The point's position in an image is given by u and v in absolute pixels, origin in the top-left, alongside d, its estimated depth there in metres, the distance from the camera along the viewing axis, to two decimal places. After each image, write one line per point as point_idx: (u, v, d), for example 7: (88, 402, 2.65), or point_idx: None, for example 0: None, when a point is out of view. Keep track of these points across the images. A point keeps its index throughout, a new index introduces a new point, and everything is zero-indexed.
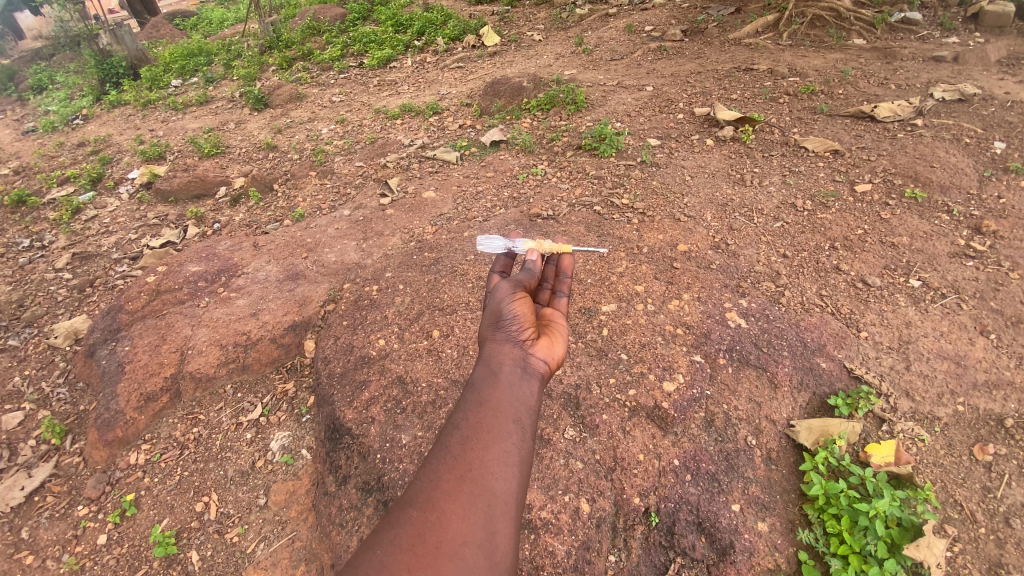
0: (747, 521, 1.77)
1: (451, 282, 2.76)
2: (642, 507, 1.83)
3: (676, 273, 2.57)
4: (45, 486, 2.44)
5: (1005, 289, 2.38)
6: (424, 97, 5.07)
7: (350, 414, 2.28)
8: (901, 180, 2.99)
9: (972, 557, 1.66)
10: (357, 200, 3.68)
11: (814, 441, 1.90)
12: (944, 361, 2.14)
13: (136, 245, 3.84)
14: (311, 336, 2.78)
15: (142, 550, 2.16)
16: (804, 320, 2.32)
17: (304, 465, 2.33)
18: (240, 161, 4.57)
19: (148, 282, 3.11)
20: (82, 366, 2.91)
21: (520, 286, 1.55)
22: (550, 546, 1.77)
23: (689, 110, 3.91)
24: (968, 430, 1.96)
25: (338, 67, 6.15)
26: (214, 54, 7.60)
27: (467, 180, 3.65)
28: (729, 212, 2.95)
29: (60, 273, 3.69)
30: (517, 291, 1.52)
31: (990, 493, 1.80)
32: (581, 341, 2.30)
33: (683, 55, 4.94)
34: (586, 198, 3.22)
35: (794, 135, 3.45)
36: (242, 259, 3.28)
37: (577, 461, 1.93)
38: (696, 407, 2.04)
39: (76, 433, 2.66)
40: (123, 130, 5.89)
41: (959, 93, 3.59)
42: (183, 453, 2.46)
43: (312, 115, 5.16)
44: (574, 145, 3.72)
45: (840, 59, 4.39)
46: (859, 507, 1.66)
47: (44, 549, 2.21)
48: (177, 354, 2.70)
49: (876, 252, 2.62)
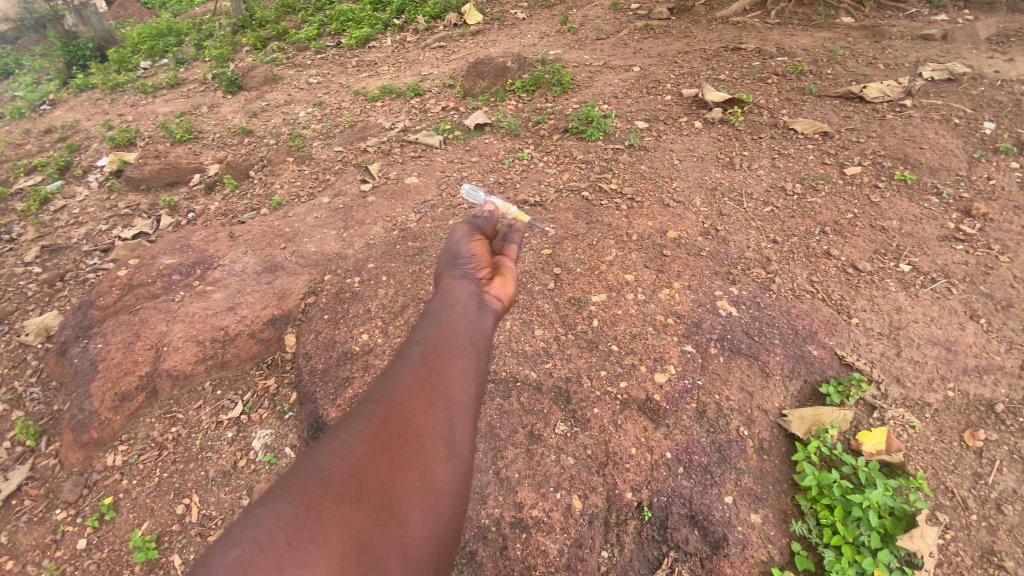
0: (740, 512, 1.76)
1: (436, 273, 2.67)
2: (634, 502, 1.80)
3: (666, 261, 2.52)
4: (19, 490, 2.34)
5: (994, 272, 2.38)
6: (405, 78, 4.91)
7: (334, 413, 2.20)
8: (890, 162, 2.96)
9: (964, 544, 1.67)
10: (337, 187, 3.56)
11: (807, 431, 1.89)
12: (934, 347, 2.13)
13: (107, 236, 3.67)
14: (292, 330, 2.68)
15: (123, 553, 2.09)
16: (796, 307, 2.29)
17: (287, 465, 2.26)
18: (215, 146, 4.39)
19: (120, 276, 2.99)
20: (52, 365, 2.79)
21: (476, 230, 1.56)
22: (542, 546, 1.73)
23: (676, 91, 3.82)
24: (958, 416, 1.96)
25: (315, 47, 5.91)
26: (183, 34, 7.23)
27: (450, 165, 3.54)
28: (718, 196, 2.90)
29: (28, 266, 3.52)
30: (474, 233, 1.54)
31: (981, 479, 1.81)
32: (571, 332, 2.25)
33: (670, 34, 4.83)
34: (573, 182, 3.14)
35: (783, 117, 3.39)
36: (218, 250, 3.15)
37: (568, 457, 1.89)
38: (688, 399, 2.00)
39: (50, 433, 2.55)
40: (91, 115, 5.62)
41: (948, 72, 3.55)
42: (162, 453, 2.37)
43: (288, 99, 4.96)
44: (561, 128, 3.62)
45: (829, 38, 4.32)
46: (853, 498, 1.65)
47: (24, 554, 2.14)
48: (152, 351, 2.61)
49: (866, 237, 2.59)
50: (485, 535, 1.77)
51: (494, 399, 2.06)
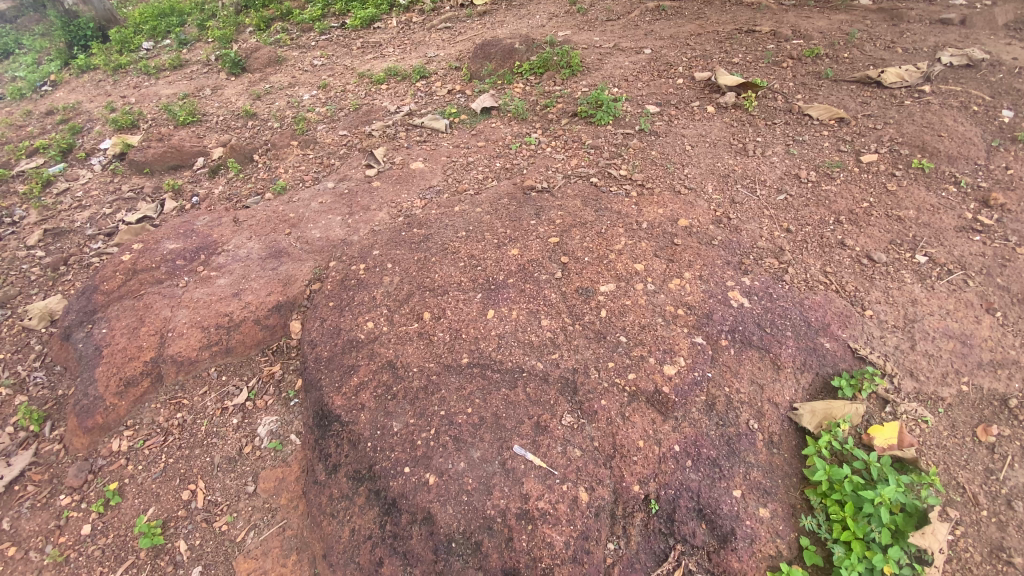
0: (748, 507, 1.74)
1: (442, 260, 2.62)
2: (642, 494, 1.78)
3: (676, 251, 2.47)
4: (25, 474, 2.35)
5: (1012, 265, 2.31)
6: (410, 60, 4.82)
7: (339, 401, 2.18)
8: (907, 150, 2.88)
9: (974, 540, 1.65)
10: (342, 172, 3.51)
11: (818, 424, 1.87)
12: (949, 341, 2.09)
13: (111, 220, 3.65)
14: (297, 317, 2.66)
15: (128, 540, 2.10)
16: (809, 298, 2.25)
17: (292, 452, 2.26)
18: (218, 129, 4.33)
19: (124, 261, 2.98)
20: (57, 349, 2.79)
21: None
22: (548, 537, 1.71)
23: (688, 74, 3.73)
24: (972, 411, 1.93)
25: (318, 28, 5.80)
26: (186, 14, 7.10)
27: (456, 150, 3.47)
28: (730, 184, 2.83)
29: (32, 250, 3.51)
30: None
31: (993, 475, 1.78)
32: (579, 323, 2.21)
33: (682, 15, 4.70)
34: (582, 168, 3.08)
35: (798, 102, 3.30)
36: (222, 236, 3.12)
37: (575, 449, 1.87)
38: (697, 391, 1.97)
39: (55, 418, 2.56)
40: (93, 97, 5.56)
41: (968, 58, 3.44)
42: (168, 439, 2.37)
43: (292, 81, 4.89)
44: (569, 112, 3.54)
45: (846, 21, 4.19)
46: (865, 494, 1.64)
47: (28, 540, 2.14)
48: (157, 337, 2.59)
49: (881, 227, 2.53)
50: (491, 525, 1.75)
51: (501, 389, 2.05)
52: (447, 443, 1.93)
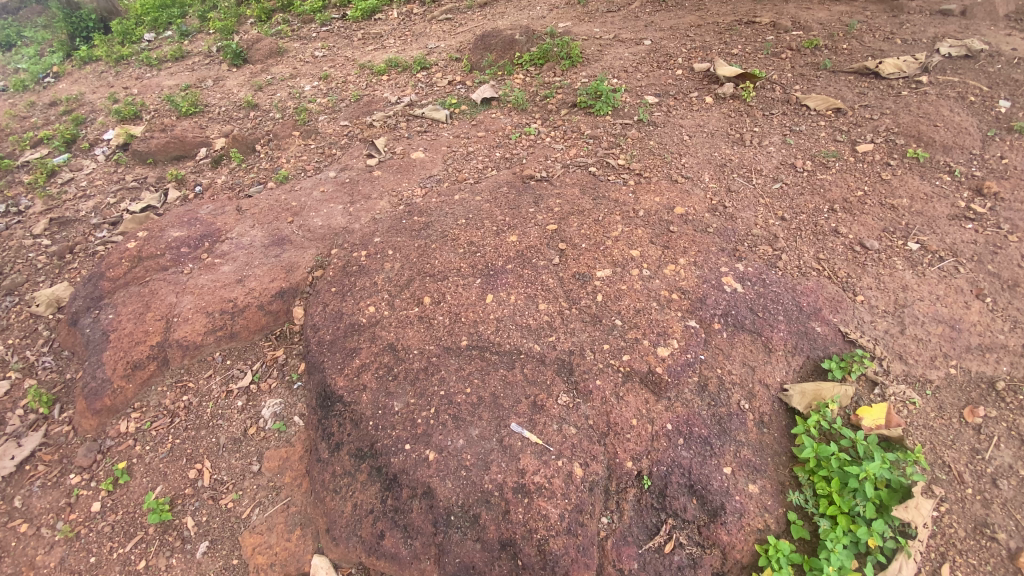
0: (738, 483, 1.79)
1: (442, 247, 2.66)
2: (635, 471, 1.84)
3: (672, 237, 2.51)
4: (36, 454, 2.42)
5: (1003, 252, 2.35)
6: (411, 52, 4.83)
7: (341, 381, 2.23)
8: (903, 140, 2.91)
9: (958, 516, 1.71)
10: (343, 161, 3.55)
11: (807, 405, 1.92)
12: (938, 325, 2.14)
13: (115, 210, 3.70)
14: (299, 303, 2.71)
15: (136, 516, 2.16)
16: (801, 284, 2.29)
17: (296, 432, 2.32)
18: (220, 120, 4.37)
19: (130, 248, 3.02)
20: (65, 334, 2.85)
21: None
22: (543, 510, 1.77)
23: (688, 65, 3.75)
24: (959, 393, 1.98)
25: (320, 19, 5.82)
26: (187, 6, 7.10)
27: (457, 140, 3.51)
28: (727, 172, 2.87)
29: (38, 239, 3.56)
30: None
31: (978, 454, 1.83)
32: (575, 307, 2.26)
33: (682, 7, 4.71)
34: (581, 158, 3.12)
35: (796, 93, 3.32)
36: (225, 224, 3.17)
37: (570, 427, 1.92)
38: (690, 372, 2.02)
39: (64, 401, 2.62)
40: (96, 88, 5.60)
41: (966, 48, 3.45)
42: (174, 420, 2.43)
43: (294, 72, 4.92)
44: (569, 102, 3.58)
45: (846, 12, 4.19)
46: (851, 470, 1.70)
47: (39, 517, 2.20)
48: (162, 322, 2.65)
49: (875, 215, 2.57)
50: (489, 499, 1.81)
51: (499, 369, 2.10)
52: (447, 421, 1.98)
